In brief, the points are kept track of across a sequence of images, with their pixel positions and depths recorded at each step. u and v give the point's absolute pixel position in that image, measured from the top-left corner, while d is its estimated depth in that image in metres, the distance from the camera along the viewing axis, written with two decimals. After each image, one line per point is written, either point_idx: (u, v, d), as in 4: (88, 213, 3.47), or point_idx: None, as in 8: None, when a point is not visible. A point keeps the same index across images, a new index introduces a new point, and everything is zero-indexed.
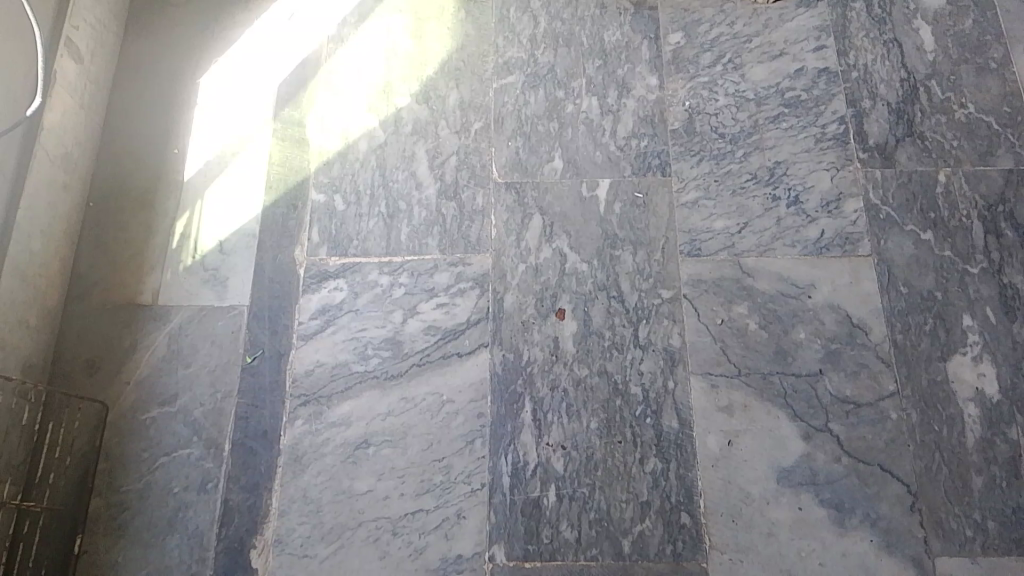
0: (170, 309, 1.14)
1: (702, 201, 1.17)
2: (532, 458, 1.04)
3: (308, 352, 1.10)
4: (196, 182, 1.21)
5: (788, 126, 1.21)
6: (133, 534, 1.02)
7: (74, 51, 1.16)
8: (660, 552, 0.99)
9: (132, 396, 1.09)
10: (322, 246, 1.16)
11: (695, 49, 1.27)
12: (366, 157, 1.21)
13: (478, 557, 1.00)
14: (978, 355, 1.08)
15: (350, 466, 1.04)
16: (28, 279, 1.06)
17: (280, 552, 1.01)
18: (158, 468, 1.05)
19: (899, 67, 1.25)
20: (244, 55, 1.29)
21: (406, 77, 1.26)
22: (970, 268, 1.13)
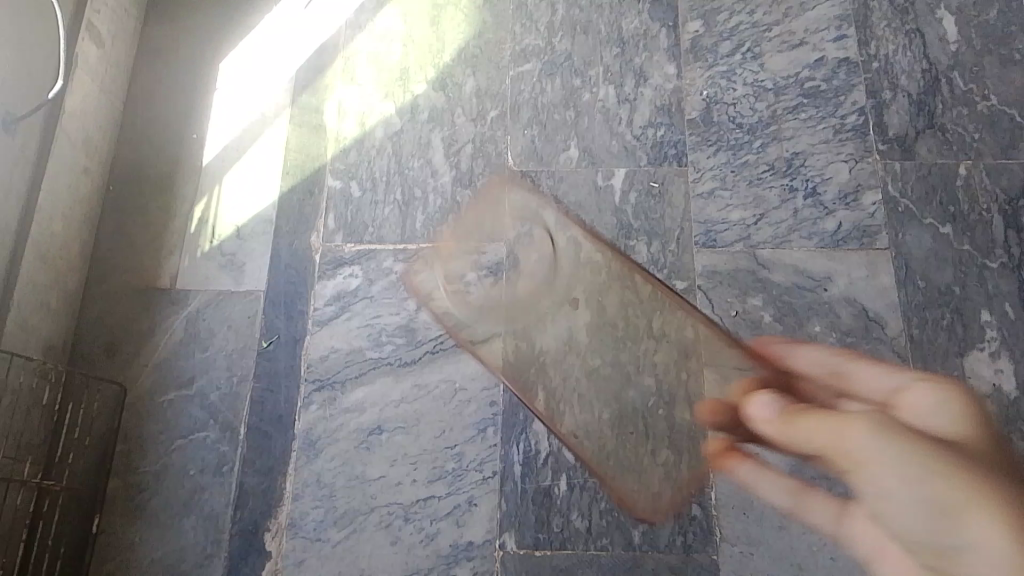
0: (187, 294, 1.15)
1: (718, 192, 1.17)
2: (543, 447, 1.05)
3: (323, 337, 1.11)
4: (213, 167, 1.22)
5: (807, 117, 1.20)
6: (149, 514, 1.03)
7: (94, 36, 1.16)
8: (670, 543, 0.99)
9: (149, 379, 1.10)
10: (338, 233, 1.17)
11: (714, 38, 1.26)
12: (382, 144, 1.21)
13: (489, 544, 1.01)
14: (996, 351, 1.07)
15: (363, 451, 1.05)
16: (48, 263, 1.07)
17: (293, 535, 1.02)
18: (174, 450, 1.06)
19: (921, 58, 1.24)
20: (262, 40, 1.29)
21: (422, 64, 1.26)
22: (989, 263, 1.12)
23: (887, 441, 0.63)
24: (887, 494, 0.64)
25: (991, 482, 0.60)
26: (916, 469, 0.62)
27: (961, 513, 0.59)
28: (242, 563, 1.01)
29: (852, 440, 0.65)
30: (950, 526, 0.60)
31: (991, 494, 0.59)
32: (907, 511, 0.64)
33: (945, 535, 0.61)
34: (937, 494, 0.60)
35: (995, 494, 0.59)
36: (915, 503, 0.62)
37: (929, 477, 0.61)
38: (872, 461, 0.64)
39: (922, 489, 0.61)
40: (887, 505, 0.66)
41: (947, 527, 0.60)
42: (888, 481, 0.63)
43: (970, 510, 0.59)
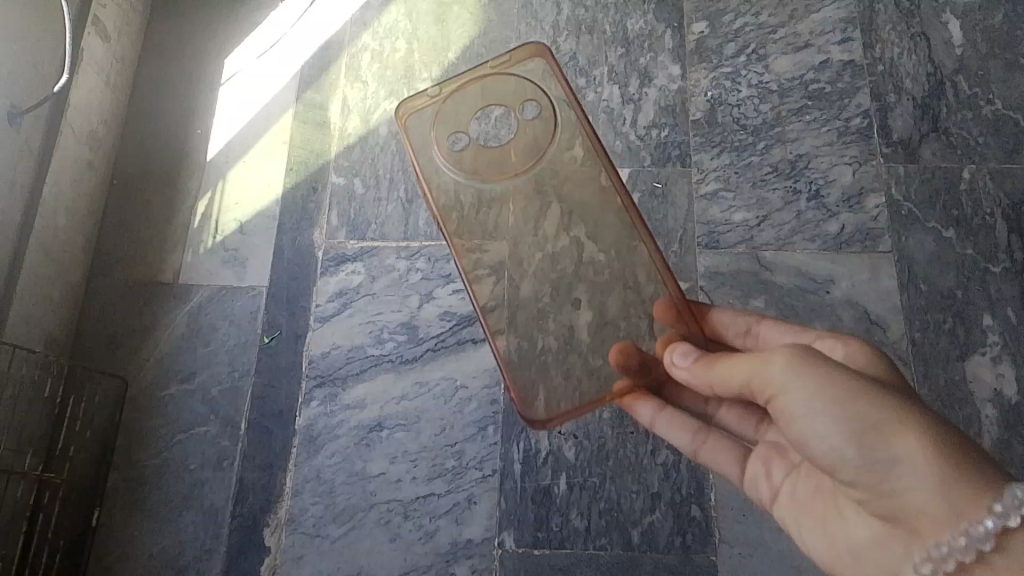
0: (189, 288, 1.15)
1: (721, 193, 1.17)
2: (543, 446, 1.04)
3: (324, 334, 1.11)
4: (217, 162, 1.22)
5: (811, 119, 1.20)
6: (150, 508, 1.03)
7: (100, 30, 1.16)
8: (669, 544, 0.99)
9: (150, 373, 1.10)
10: (341, 230, 1.17)
11: (719, 39, 1.26)
12: (386, 141, 1.22)
13: (488, 542, 1.01)
14: (998, 355, 1.07)
15: (363, 448, 1.05)
16: (51, 256, 1.07)
17: (293, 531, 1.02)
18: (175, 444, 1.07)
19: (926, 62, 1.24)
20: (267, 36, 1.29)
21: (426, 62, 1.26)
22: (992, 268, 1.12)
23: (820, 374, 0.61)
24: (805, 427, 0.62)
25: (908, 402, 0.60)
26: (846, 395, 0.60)
27: (889, 436, 0.59)
28: (241, 557, 1.01)
29: (773, 377, 0.63)
30: (876, 450, 0.59)
31: (913, 412, 0.59)
32: (825, 445, 0.62)
33: (866, 461, 0.60)
34: (862, 419, 0.59)
35: (914, 412, 0.59)
36: (839, 436, 0.60)
37: (858, 404, 0.60)
38: (798, 393, 0.62)
39: (848, 418, 0.60)
40: (805, 440, 0.63)
41: (870, 453, 0.60)
42: (806, 414, 0.62)
43: (897, 433, 0.59)
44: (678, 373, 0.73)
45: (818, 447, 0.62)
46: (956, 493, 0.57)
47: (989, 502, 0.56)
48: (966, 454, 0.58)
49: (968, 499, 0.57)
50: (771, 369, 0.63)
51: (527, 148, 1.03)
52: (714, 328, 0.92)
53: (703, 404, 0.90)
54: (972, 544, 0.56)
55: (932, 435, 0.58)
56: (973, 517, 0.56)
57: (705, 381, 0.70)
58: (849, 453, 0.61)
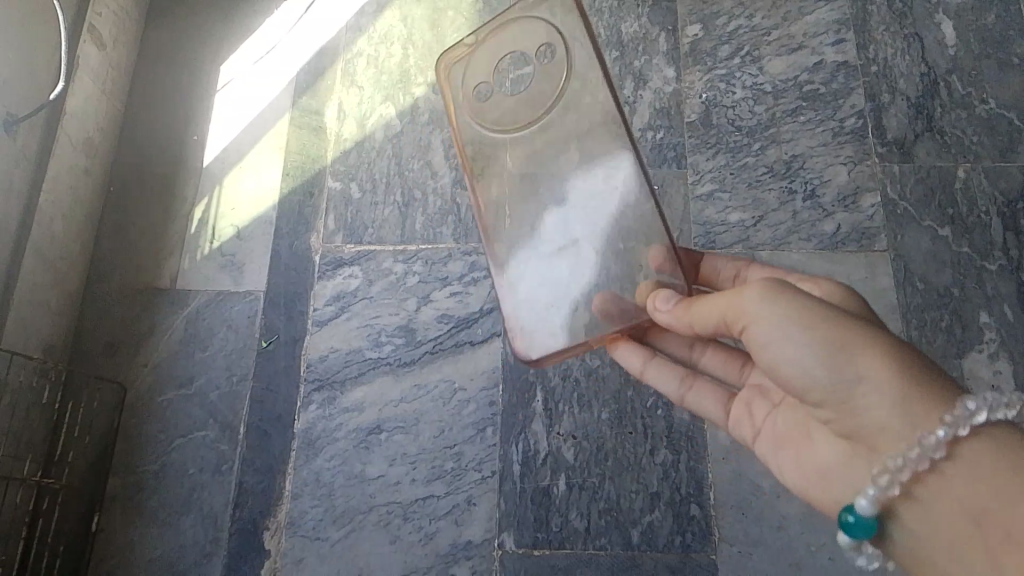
0: (187, 294, 1.15)
1: (717, 194, 1.17)
2: (542, 447, 1.04)
3: (322, 338, 1.11)
4: (214, 168, 1.22)
5: (806, 120, 1.21)
6: (148, 513, 1.03)
7: (96, 38, 1.17)
8: (669, 543, 0.99)
9: (148, 378, 1.10)
10: (338, 234, 1.17)
11: (713, 41, 1.26)
12: (383, 146, 1.22)
13: (487, 543, 1.01)
14: (995, 352, 1.07)
15: (362, 451, 1.05)
16: (48, 262, 1.08)
17: (292, 534, 1.02)
18: (174, 449, 1.07)
19: (920, 62, 1.24)
20: (263, 43, 1.30)
21: (422, 67, 1.26)
22: (988, 265, 1.12)
23: (788, 300, 0.61)
24: (776, 353, 0.62)
25: (872, 325, 0.60)
26: (813, 319, 0.60)
27: (854, 355, 0.59)
28: (241, 562, 1.01)
29: (744, 306, 0.62)
30: (842, 370, 0.59)
31: (876, 333, 0.59)
32: (794, 370, 0.61)
33: (831, 381, 0.60)
34: (829, 340, 0.59)
35: (877, 335, 0.59)
36: (807, 357, 0.60)
37: (827, 328, 0.59)
38: (768, 321, 0.61)
39: (815, 341, 0.59)
40: (775, 367, 0.63)
41: (836, 373, 0.59)
42: (775, 339, 0.61)
43: (862, 353, 0.58)
44: (659, 316, 0.69)
45: (788, 372, 0.62)
46: (915, 406, 0.57)
47: (942, 414, 0.56)
48: (925, 372, 0.58)
49: (925, 412, 0.57)
50: (741, 299, 0.62)
51: (549, 90, 0.85)
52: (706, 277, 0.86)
53: (688, 350, 0.84)
54: (926, 455, 0.56)
55: (894, 355, 0.58)
56: (929, 429, 0.56)
57: (685, 321, 0.67)
58: (817, 375, 0.60)
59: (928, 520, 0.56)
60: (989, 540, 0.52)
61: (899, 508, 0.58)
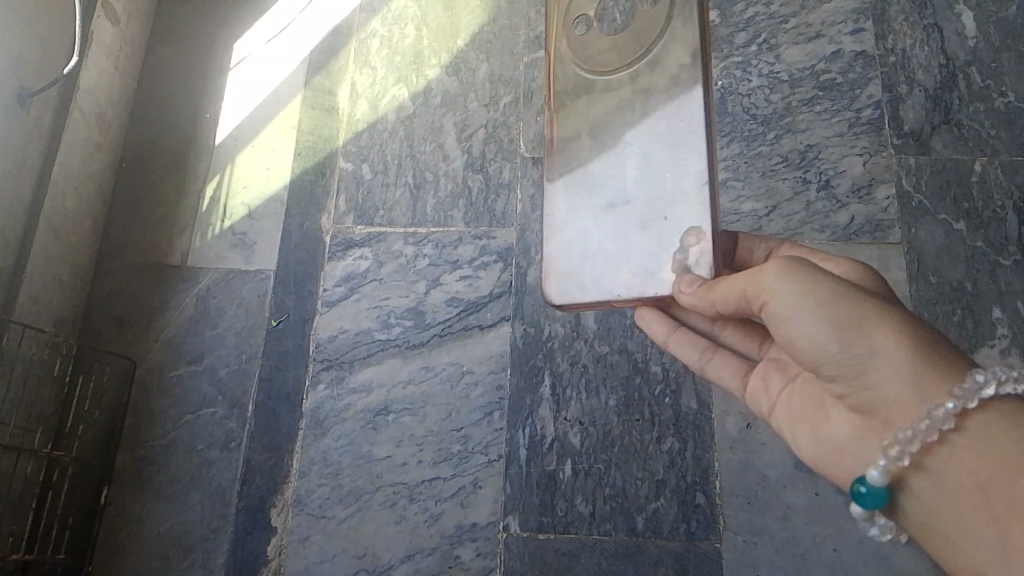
0: (198, 272, 1.15)
1: (730, 182, 1.17)
2: (549, 432, 1.04)
3: (331, 318, 1.11)
4: (226, 146, 1.22)
5: (822, 109, 1.20)
6: (156, 488, 1.04)
7: (110, 14, 1.17)
8: (674, 531, 0.99)
9: (159, 354, 1.11)
10: (348, 215, 1.17)
11: (730, 29, 1.26)
12: (395, 127, 1.21)
13: (492, 526, 1.01)
14: (1007, 347, 1.06)
15: (369, 432, 1.06)
16: (61, 236, 1.08)
17: (298, 512, 1.02)
18: (182, 425, 1.07)
19: (939, 53, 1.23)
20: (277, 22, 1.29)
21: (435, 49, 1.26)
22: (1002, 260, 1.11)
23: (804, 276, 0.59)
24: (792, 329, 0.59)
25: (888, 302, 0.58)
26: (827, 293, 0.58)
27: (867, 330, 0.56)
28: (247, 539, 1.02)
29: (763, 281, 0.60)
30: (854, 344, 0.56)
31: (889, 309, 0.57)
32: (809, 345, 0.59)
33: (843, 356, 0.57)
34: (844, 315, 0.57)
35: (892, 311, 0.57)
36: (821, 332, 0.58)
37: (842, 302, 0.57)
38: (785, 295, 0.59)
39: (829, 316, 0.57)
40: (791, 342, 0.60)
41: (849, 347, 0.57)
42: (792, 314, 0.59)
43: (876, 328, 0.56)
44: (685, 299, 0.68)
45: (802, 348, 0.59)
46: (924, 379, 0.54)
47: (948, 387, 0.53)
48: (938, 347, 0.55)
49: (935, 385, 0.54)
50: (761, 275, 0.60)
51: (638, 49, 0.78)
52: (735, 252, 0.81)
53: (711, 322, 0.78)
54: (934, 428, 0.53)
55: (907, 330, 0.56)
56: (935, 401, 0.54)
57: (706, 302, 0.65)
58: (831, 349, 0.57)
59: (938, 492, 0.54)
60: (996, 511, 0.50)
61: (910, 480, 0.56)
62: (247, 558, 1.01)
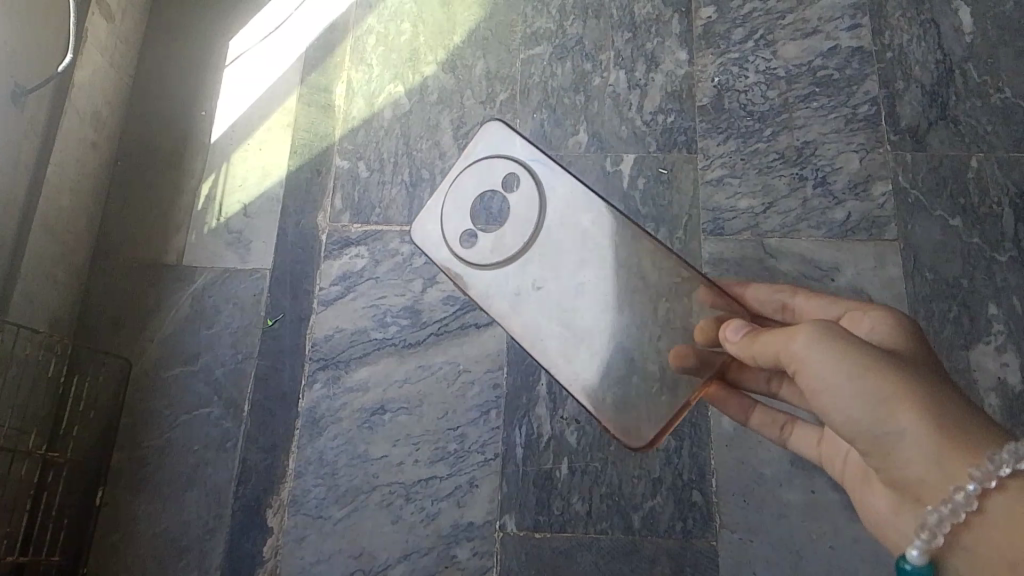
0: (194, 270, 1.15)
1: (727, 179, 1.17)
2: (546, 431, 1.04)
3: (328, 317, 1.11)
4: (222, 144, 1.22)
5: (818, 106, 1.19)
6: (153, 487, 1.04)
7: (104, 10, 1.16)
8: (670, 528, 0.99)
9: (154, 354, 1.11)
10: (344, 213, 1.17)
11: (727, 24, 1.25)
12: (391, 125, 1.21)
13: (489, 525, 1.01)
14: (1002, 344, 1.06)
15: (365, 431, 1.06)
16: (55, 236, 1.08)
17: (295, 512, 1.03)
18: (178, 425, 1.07)
19: (936, 50, 1.23)
20: (273, 18, 1.29)
21: (432, 45, 1.25)
22: (998, 257, 1.11)
23: (837, 347, 0.57)
24: (824, 400, 0.58)
25: (919, 374, 0.57)
26: (856, 366, 0.56)
27: (896, 408, 0.55)
28: (243, 538, 1.02)
29: (797, 353, 0.59)
30: (884, 423, 0.56)
31: (919, 385, 0.56)
32: (841, 417, 0.58)
33: (874, 431, 0.56)
34: (876, 390, 0.56)
35: (922, 386, 0.56)
36: (853, 406, 0.56)
37: (872, 378, 0.56)
38: (816, 368, 0.57)
39: (859, 391, 0.56)
40: (824, 411, 0.59)
41: (880, 423, 0.56)
42: (824, 386, 0.57)
43: (906, 406, 0.55)
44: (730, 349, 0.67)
45: (834, 418, 0.58)
46: (951, 462, 0.54)
47: (970, 468, 0.53)
48: (967, 424, 0.54)
49: (958, 465, 0.53)
50: (795, 341, 0.59)
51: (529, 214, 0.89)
52: (751, 308, 0.84)
53: (766, 385, 0.81)
54: (959, 509, 0.54)
55: (935, 407, 0.55)
56: (957, 483, 0.53)
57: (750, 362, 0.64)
58: (863, 424, 0.57)
59: (976, 568, 0.55)
60: None
61: (951, 557, 0.56)
62: (243, 559, 1.01)
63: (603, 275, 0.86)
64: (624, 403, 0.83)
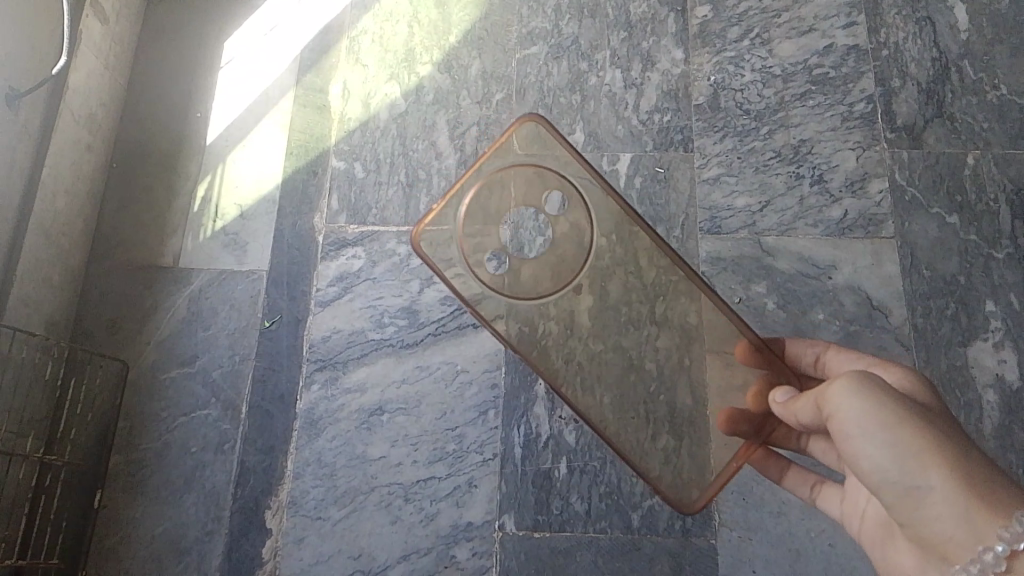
0: (190, 273, 1.15)
1: (724, 178, 1.17)
2: (544, 430, 1.04)
3: (325, 319, 1.11)
4: (218, 146, 1.22)
5: (815, 104, 1.19)
6: (151, 490, 1.04)
7: (99, 12, 1.16)
8: (669, 527, 0.99)
9: (151, 357, 1.11)
10: (341, 215, 1.16)
11: (722, 23, 1.25)
12: (387, 126, 1.21)
13: (488, 525, 1.01)
14: (1000, 341, 1.07)
15: (363, 432, 1.05)
16: (51, 238, 1.07)
17: (293, 514, 1.02)
18: (176, 427, 1.07)
19: (932, 47, 1.23)
20: (268, 20, 1.28)
21: (427, 45, 1.25)
22: (995, 254, 1.11)
23: (871, 397, 0.57)
24: (855, 448, 0.58)
25: (949, 432, 0.57)
26: (887, 417, 0.56)
27: (925, 462, 0.55)
28: (242, 541, 1.01)
29: (829, 399, 0.59)
30: (912, 476, 0.55)
31: (948, 441, 0.56)
32: (869, 467, 0.58)
33: (901, 484, 0.56)
34: (908, 443, 0.55)
35: (953, 446, 0.55)
36: (883, 456, 0.56)
37: (902, 429, 0.56)
38: (848, 416, 0.58)
39: (888, 441, 0.56)
40: (852, 458, 0.59)
41: (909, 477, 0.56)
42: (857, 433, 0.58)
43: (936, 462, 0.55)
44: (778, 412, 0.71)
45: (863, 468, 0.58)
46: (978, 522, 0.53)
47: (998, 528, 0.52)
48: (997, 486, 0.54)
49: (985, 526, 0.53)
50: (831, 386, 0.59)
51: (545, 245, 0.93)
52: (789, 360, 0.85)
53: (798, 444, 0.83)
54: (987, 568, 0.53)
55: (965, 465, 0.55)
56: (984, 543, 0.53)
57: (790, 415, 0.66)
58: (892, 476, 0.57)
59: None
60: None
61: None
62: (242, 560, 1.01)
63: (600, 276, 0.91)
64: (622, 409, 0.89)
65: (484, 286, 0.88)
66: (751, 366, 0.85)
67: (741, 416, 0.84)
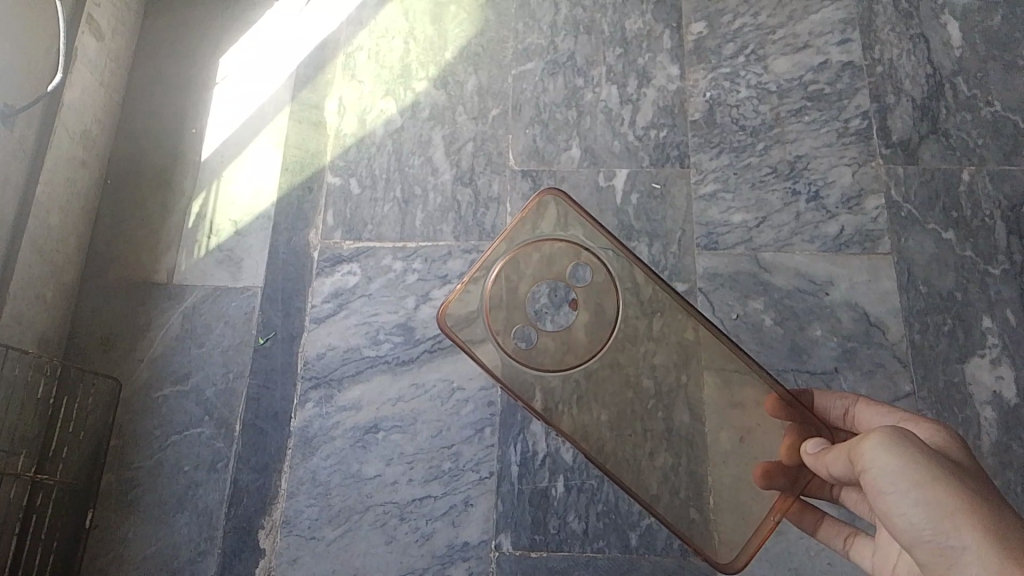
0: (183, 289, 1.14)
1: (720, 194, 1.16)
2: (541, 448, 1.04)
3: (320, 335, 1.10)
4: (213, 162, 1.21)
5: (810, 120, 1.20)
6: (143, 509, 1.03)
7: (94, 28, 1.15)
8: (668, 547, 0.98)
9: (144, 375, 1.10)
10: (337, 230, 1.16)
11: (718, 39, 1.25)
12: (382, 141, 1.21)
13: (484, 544, 1.00)
14: (997, 357, 1.06)
15: (358, 450, 1.04)
16: (44, 254, 1.06)
17: (287, 533, 1.01)
18: (169, 446, 1.06)
19: (926, 63, 1.23)
20: (264, 36, 1.28)
21: (423, 61, 1.25)
22: (991, 270, 1.11)
23: (903, 453, 0.56)
24: (888, 506, 0.56)
25: (986, 492, 0.54)
26: (920, 472, 0.55)
27: (958, 518, 0.53)
28: (235, 561, 1.00)
29: (863, 454, 0.58)
30: (945, 533, 0.53)
31: (983, 500, 0.53)
32: (904, 525, 0.56)
33: (934, 542, 0.54)
34: (939, 500, 0.54)
35: (986, 504, 0.53)
36: (915, 513, 0.55)
37: (936, 484, 0.54)
38: (879, 469, 0.57)
39: (920, 495, 0.54)
40: (887, 516, 0.57)
41: (942, 535, 0.54)
42: (889, 490, 0.56)
43: (969, 519, 0.53)
44: (812, 463, 0.70)
45: (899, 528, 0.57)
46: None
47: None
48: None
49: None
50: (864, 442, 0.58)
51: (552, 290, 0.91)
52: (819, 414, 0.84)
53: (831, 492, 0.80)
54: None
55: (1000, 524, 0.52)
56: None
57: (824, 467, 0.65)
58: (925, 533, 0.54)
59: None
60: None
61: None
62: None
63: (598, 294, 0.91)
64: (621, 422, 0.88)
65: (503, 354, 0.86)
66: (781, 419, 0.83)
67: (777, 469, 0.81)
